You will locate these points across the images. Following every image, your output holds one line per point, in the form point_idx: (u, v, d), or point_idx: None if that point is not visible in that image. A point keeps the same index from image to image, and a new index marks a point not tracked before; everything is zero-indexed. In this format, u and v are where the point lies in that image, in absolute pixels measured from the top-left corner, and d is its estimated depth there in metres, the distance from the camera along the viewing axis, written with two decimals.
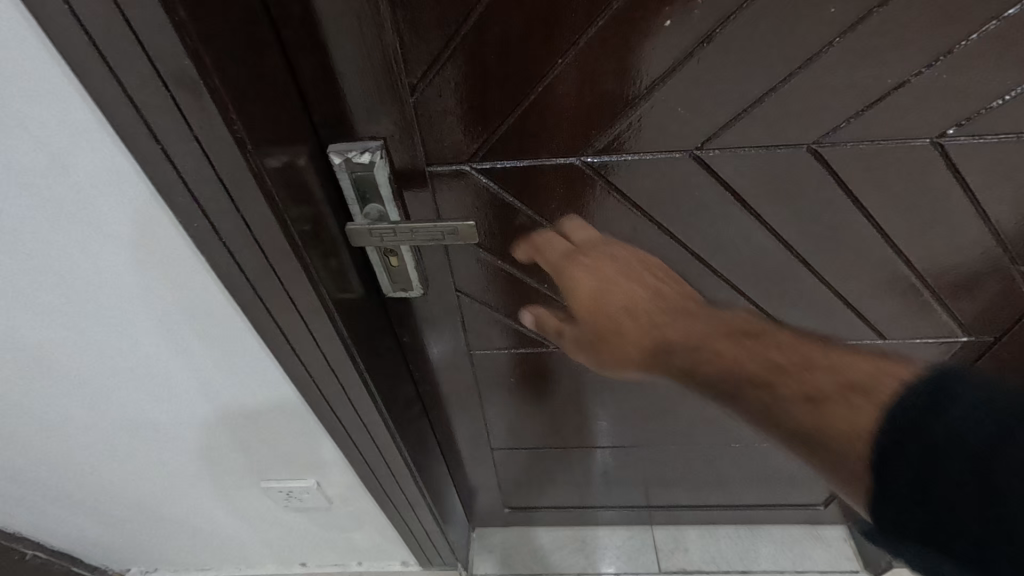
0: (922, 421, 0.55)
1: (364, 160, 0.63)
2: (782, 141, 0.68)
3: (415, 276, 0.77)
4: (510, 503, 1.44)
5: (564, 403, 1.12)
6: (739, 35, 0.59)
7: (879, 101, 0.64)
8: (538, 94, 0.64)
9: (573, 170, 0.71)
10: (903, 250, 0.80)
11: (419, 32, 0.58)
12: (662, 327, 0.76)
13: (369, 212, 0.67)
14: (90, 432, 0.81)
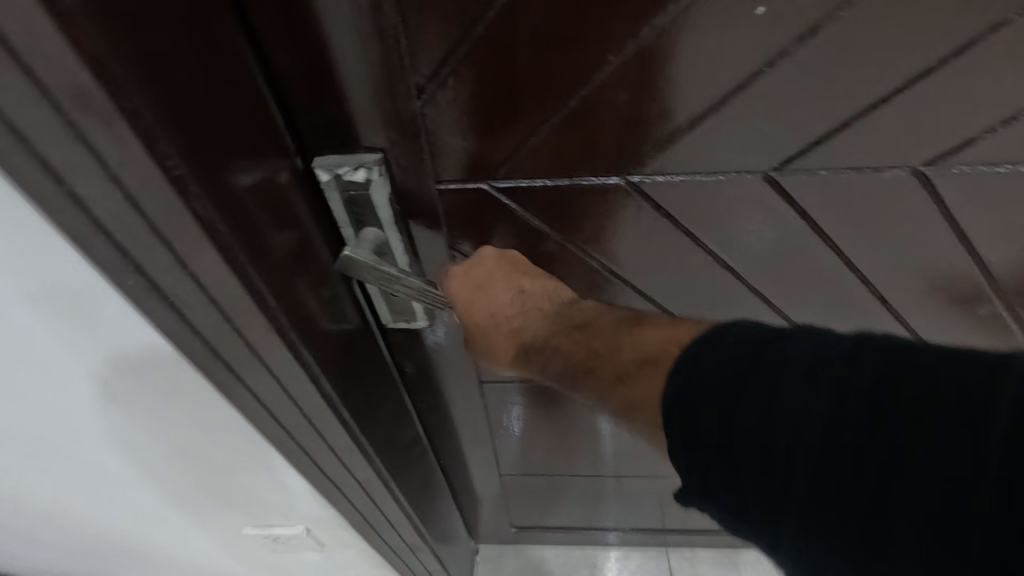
0: (736, 405, 0.41)
1: (358, 178, 0.51)
2: (883, 163, 0.54)
3: (419, 306, 0.65)
4: (518, 523, 1.36)
5: (578, 430, 1.01)
6: (853, 28, 0.44)
7: (1021, 119, 0.49)
8: (580, 102, 0.50)
9: (615, 190, 0.58)
10: (1006, 293, 0.66)
11: (431, 18, 0.44)
12: (519, 331, 0.66)
13: (366, 238, 0.55)
14: (33, 487, 0.68)
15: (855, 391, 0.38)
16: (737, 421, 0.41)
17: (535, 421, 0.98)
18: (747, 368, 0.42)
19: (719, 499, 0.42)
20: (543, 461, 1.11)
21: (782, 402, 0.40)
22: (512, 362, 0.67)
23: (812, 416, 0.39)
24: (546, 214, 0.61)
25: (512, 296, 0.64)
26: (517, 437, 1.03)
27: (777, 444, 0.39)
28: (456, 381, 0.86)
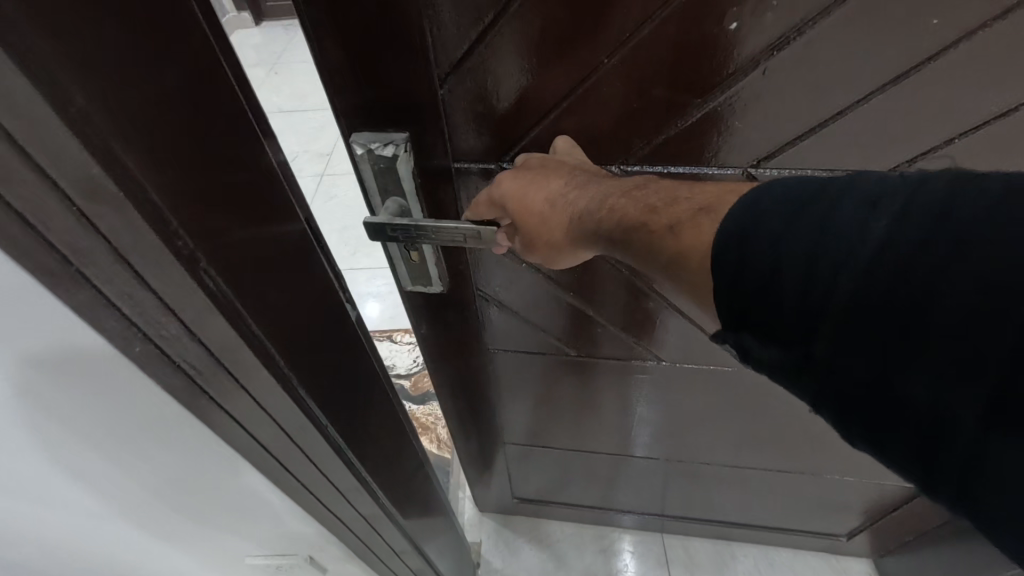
0: (748, 249, 0.32)
1: (387, 154, 0.54)
2: (851, 166, 0.59)
3: (436, 273, 0.64)
4: (520, 494, 1.25)
5: (587, 420, 1.00)
6: (819, 45, 0.50)
7: (973, 131, 0.54)
8: (572, 102, 0.56)
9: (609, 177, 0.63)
10: None
11: (450, 18, 0.50)
12: (572, 200, 0.45)
13: (387, 208, 0.58)
14: None
15: (883, 222, 0.28)
16: (756, 266, 0.32)
17: (543, 411, 0.99)
18: (762, 206, 0.32)
19: (772, 363, 0.33)
20: (553, 455, 1.10)
21: (799, 248, 0.30)
22: (576, 249, 0.47)
23: (877, 255, 0.28)
24: None
25: (565, 173, 0.47)
26: (527, 428, 1.04)
27: (796, 300, 0.31)
28: (463, 364, 0.84)
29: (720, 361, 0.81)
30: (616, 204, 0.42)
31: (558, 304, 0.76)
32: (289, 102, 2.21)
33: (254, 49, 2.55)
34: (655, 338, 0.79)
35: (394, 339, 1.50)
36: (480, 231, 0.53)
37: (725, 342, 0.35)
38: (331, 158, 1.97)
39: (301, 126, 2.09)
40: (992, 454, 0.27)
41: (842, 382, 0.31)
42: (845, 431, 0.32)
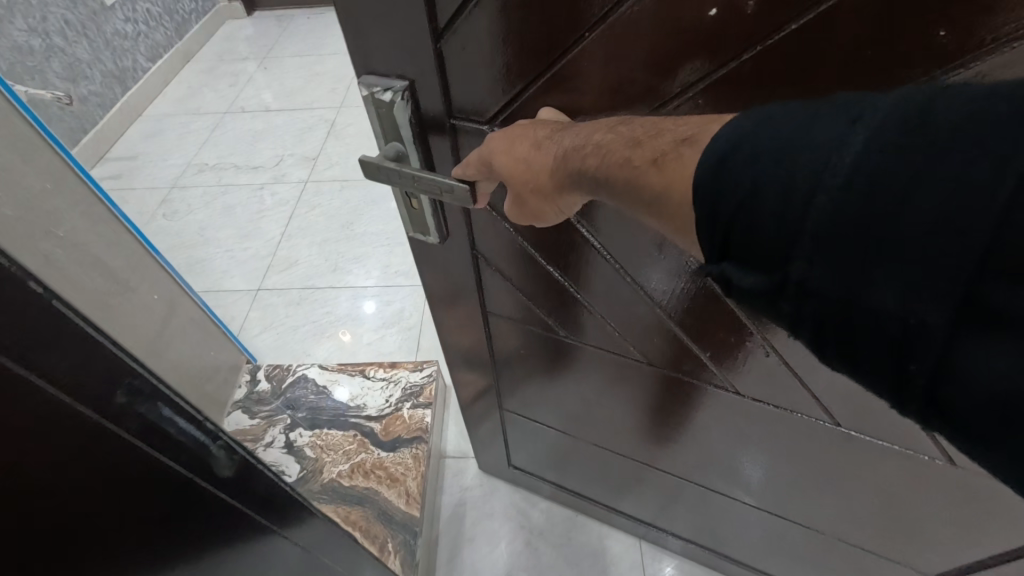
0: (726, 182, 0.34)
1: (385, 99, 0.53)
2: None
3: (432, 222, 0.66)
4: (517, 464, 1.14)
5: (584, 412, 0.89)
6: (838, 21, 0.39)
7: None
8: (560, 72, 0.49)
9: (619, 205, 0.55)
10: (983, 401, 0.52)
11: None
12: (561, 142, 0.47)
13: (387, 151, 0.57)
14: None
15: (852, 140, 0.29)
16: (732, 197, 0.34)
17: (543, 387, 0.88)
18: (742, 139, 0.34)
19: (751, 285, 0.35)
20: (553, 438, 0.99)
21: (770, 171, 0.32)
22: (561, 193, 0.49)
23: (837, 174, 0.30)
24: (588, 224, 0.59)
25: (552, 123, 0.50)
26: (521, 398, 0.93)
27: (768, 221, 0.32)
28: (459, 315, 0.81)
29: (728, 391, 0.70)
30: (598, 140, 0.45)
31: (555, 286, 0.69)
32: (280, 102, 2.19)
33: (250, 49, 2.55)
34: (655, 347, 0.70)
35: (366, 374, 1.22)
36: (451, 185, 0.54)
37: (715, 273, 0.38)
38: (317, 160, 1.88)
39: (290, 125, 2.06)
40: (951, 353, 0.29)
41: (816, 305, 0.33)
42: (822, 348, 0.35)
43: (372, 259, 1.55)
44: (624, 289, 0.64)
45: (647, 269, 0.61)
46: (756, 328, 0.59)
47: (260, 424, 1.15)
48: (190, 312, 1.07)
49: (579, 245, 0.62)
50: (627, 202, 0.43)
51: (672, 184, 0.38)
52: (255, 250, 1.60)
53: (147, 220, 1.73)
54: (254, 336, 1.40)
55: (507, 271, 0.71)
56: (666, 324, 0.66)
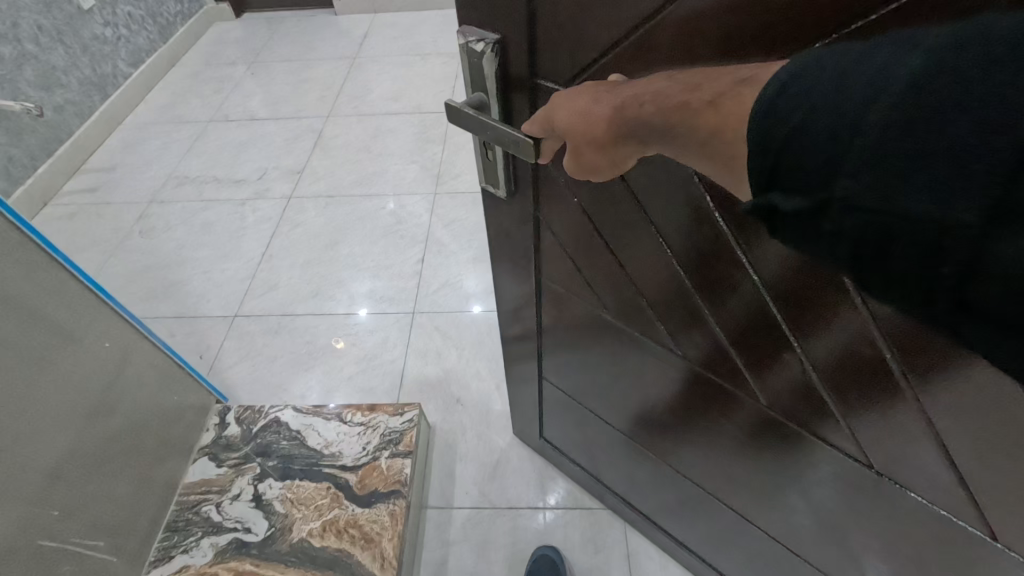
0: (777, 114, 0.28)
1: (477, 49, 0.50)
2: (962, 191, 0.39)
3: (502, 178, 0.63)
4: (548, 435, 1.05)
5: (615, 402, 0.83)
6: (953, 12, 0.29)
7: None
8: (643, 35, 0.41)
9: (677, 177, 0.48)
10: None
11: None
12: (622, 91, 0.41)
13: (471, 98, 0.54)
14: None
15: (910, 60, 0.24)
16: (784, 122, 0.28)
17: (586, 361, 0.81)
18: (794, 73, 0.28)
19: (795, 211, 0.29)
20: (592, 420, 0.91)
21: (820, 98, 0.27)
22: (617, 144, 0.43)
23: (889, 92, 0.24)
24: (639, 197, 0.53)
25: (614, 79, 0.44)
26: (560, 372, 0.88)
27: (816, 145, 0.27)
28: (518, 284, 0.78)
29: (760, 405, 0.61)
30: (652, 87, 0.39)
31: (608, 262, 0.63)
32: (266, 110, 2.13)
33: (238, 52, 2.49)
34: (698, 344, 0.62)
35: (343, 419, 1.06)
36: (516, 136, 0.49)
37: (756, 204, 0.31)
38: (302, 175, 1.81)
39: (276, 134, 2.00)
40: (985, 253, 0.22)
41: (860, 221, 0.26)
42: (864, 276, 0.28)
43: (356, 282, 1.48)
44: (668, 272, 0.57)
45: (690, 249, 0.53)
46: (797, 344, 0.50)
47: (227, 473, 1.00)
48: (149, 354, 0.94)
49: (637, 223, 0.56)
50: (685, 147, 0.37)
51: (723, 125, 0.33)
52: (234, 271, 1.53)
53: (122, 238, 1.65)
54: (227, 370, 1.31)
55: (560, 241, 0.67)
56: (706, 319, 0.58)
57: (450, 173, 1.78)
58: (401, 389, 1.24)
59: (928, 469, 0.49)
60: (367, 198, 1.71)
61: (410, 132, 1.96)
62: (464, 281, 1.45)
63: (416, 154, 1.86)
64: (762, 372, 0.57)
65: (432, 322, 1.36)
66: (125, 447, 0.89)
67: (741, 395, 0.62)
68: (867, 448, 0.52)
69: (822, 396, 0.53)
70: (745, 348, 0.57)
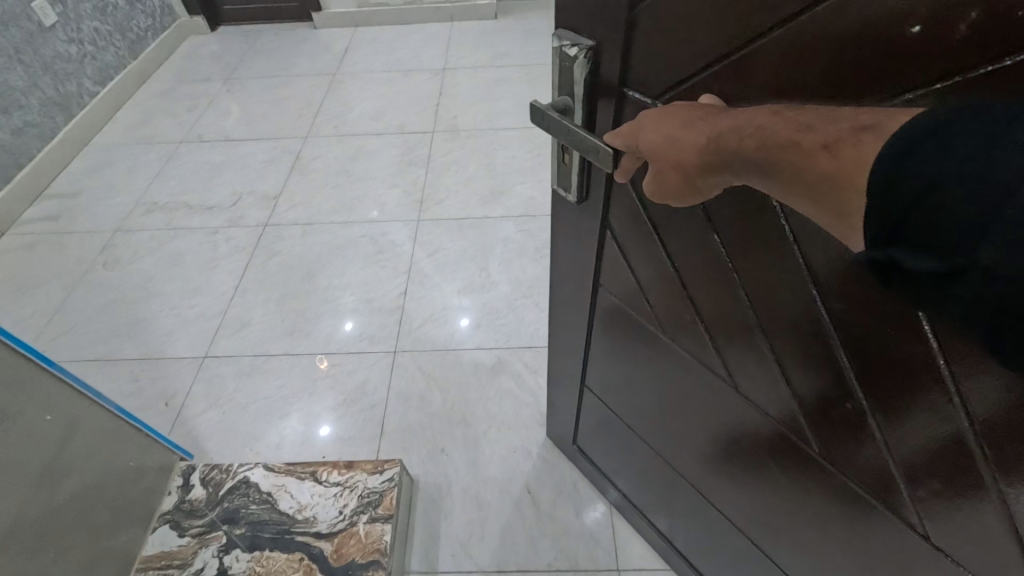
0: (907, 176, 0.26)
1: (571, 54, 0.46)
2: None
3: (575, 184, 0.59)
4: (580, 441, 1.04)
5: (659, 426, 0.78)
6: None
7: None
8: (748, 56, 0.37)
9: (758, 212, 0.43)
10: None
11: None
12: (722, 119, 0.36)
13: (556, 101, 0.50)
14: None
15: None
16: (911, 187, 0.26)
17: (629, 376, 0.78)
18: (929, 131, 0.26)
19: (923, 272, 0.26)
20: (625, 433, 0.88)
21: (960, 161, 0.24)
22: (707, 174, 0.38)
23: None
24: (718, 222, 0.48)
25: (707, 105, 0.39)
26: (606, 383, 0.84)
27: (953, 208, 0.24)
28: (568, 287, 0.76)
29: (811, 451, 0.55)
30: (754, 119, 0.34)
31: (670, 281, 0.58)
32: (242, 130, 2.04)
33: (213, 68, 2.39)
34: (757, 385, 0.56)
35: (318, 478, 0.98)
36: (597, 145, 0.46)
37: (873, 258, 0.28)
38: (278, 200, 1.73)
39: (253, 156, 1.91)
40: None
41: (1004, 293, 0.23)
42: (1002, 352, 0.25)
43: (335, 316, 1.40)
44: (732, 300, 0.52)
45: (761, 281, 0.47)
46: (864, 397, 0.45)
47: (190, 544, 0.92)
48: (102, 420, 0.86)
49: (706, 246, 0.50)
50: (787, 188, 0.33)
51: (842, 173, 0.29)
52: (204, 307, 1.44)
53: (84, 271, 1.55)
54: (195, 418, 1.23)
55: (622, 253, 0.63)
56: (765, 354, 0.52)
57: (433, 198, 1.71)
58: (382, 437, 1.17)
59: (1000, 562, 0.43)
60: (347, 225, 1.64)
61: (392, 153, 1.89)
62: (449, 315, 1.38)
63: (398, 177, 1.79)
64: (819, 420, 0.51)
65: (415, 362, 1.29)
66: (75, 521, 0.81)
67: (792, 436, 0.57)
68: (927, 519, 0.47)
69: (884, 456, 0.47)
70: (805, 391, 0.51)
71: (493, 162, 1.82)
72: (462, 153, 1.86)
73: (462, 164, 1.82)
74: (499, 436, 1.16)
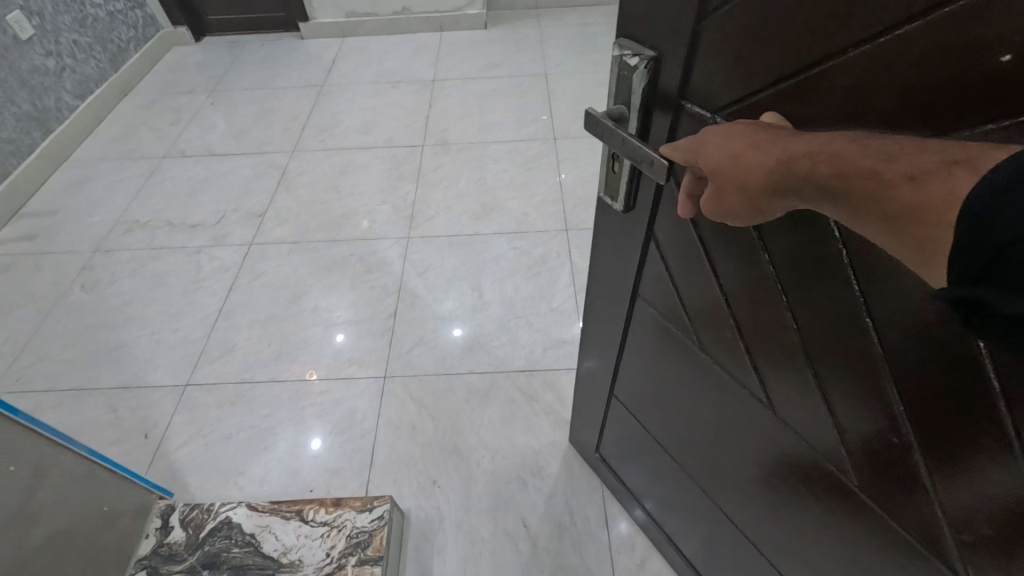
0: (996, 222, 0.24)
1: (631, 63, 0.45)
2: None
3: (623, 193, 0.57)
4: (603, 450, 1.03)
5: (688, 443, 0.76)
6: None
7: None
8: (821, 72, 0.35)
9: (816, 236, 0.41)
10: None
11: None
12: (793, 140, 0.34)
13: (612, 111, 0.50)
14: None
15: None
16: (998, 232, 0.24)
17: (661, 387, 0.75)
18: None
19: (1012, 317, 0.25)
20: (652, 448, 0.85)
21: None
22: (772, 196, 0.36)
23: None
24: (770, 239, 0.45)
25: (775, 126, 0.36)
26: (636, 394, 0.82)
27: None
28: (604, 295, 0.75)
29: (848, 487, 0.52)
30: (829, 144, 0.32)
31: (713, 294, 0.56)
32: (226, 144, 2.00)
33: (198, 79, 2.34)
34: (796, 412, 0.53)
35: (304, 517, 0.94)
36: (652, 156, 0.45)
37: (956, 295, 0.27)
38: (264, 218, 1.69)
39: (237, 171, 1.87)
40: None
41: None
42: None
43: (322, 340, 1.36)
44: (777, 319, 0.49)
45: (812, 303, 0.44)
46: (914, 438, 0.41)
47: None
48: (70, 464, 0.81)
49: (755, 262, 0.48)
50: (865, 219, 0.31)
51: (928, 207, 0.27)
52: (186, 331, 1.39)
53: (61, 293, 1.50)
54: (176, 451, 1.18)
55: (666, 264, 0.60)
56: (809, 379, 0.49)
57: (423, 214, 1.67)
58: (371, 469, 1.13)
59: None
60: (335, 243, 1.60)
61: (381, 167, 1.85)
62: (441, 338, 1.34)
63: (388, 193, 1.75)
64: (860, 454, 0.48)
65: (404, 388, 1.25)
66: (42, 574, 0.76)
67: (828, 470, 0.53)
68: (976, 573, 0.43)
69: (931, 501, 0.43)
70: (847, 421, 0.47)
71: (485, 176, 1.79)
72: (453, 167, 1.83)
73: (453, 178, 1.79)
74: (498, 463, 1.12)
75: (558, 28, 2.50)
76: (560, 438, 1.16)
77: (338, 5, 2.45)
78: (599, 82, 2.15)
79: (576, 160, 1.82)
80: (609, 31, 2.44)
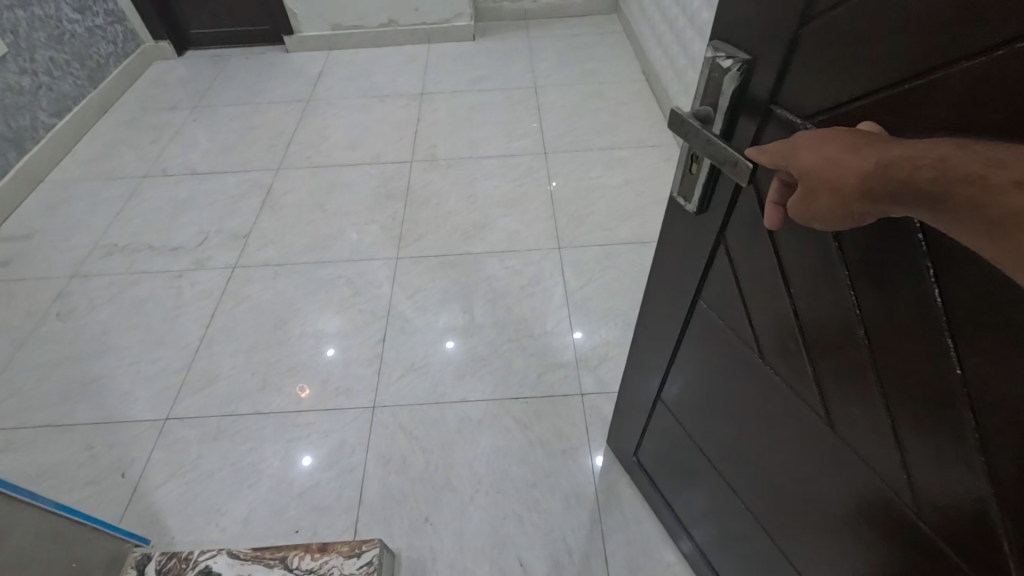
0: None
1: (725, 65, 0.43)
2: None
3: (698, 194, 0.54)
4: (641, 456, 1.01)
5: (735, 456, 0.72)
6: None
7: None
8: (931, 80, 0.31)
9: (907, 250, 0.37)
10: None
11: None
12: (895, 145, 0.30)
13: (698, 111, 0.47)
14: None
15: None
16: None
17: (712, 395, 0.72)
18: None
19: None
20: (698, 460, 0.82)
21: None
22: (865, 203, 0.32)
23: None
24: (851, 250, 0.41)
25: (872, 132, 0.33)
26: (685, 400, 0.79)
27: None
28: (661, 298, 0.73)
29: (904, 520, 0.48)
30: (933, 148, 0.28)
31: (780, 302, 0.52)
32: (208, 162, 1.94)
33: (181, 95, 2.29)
34: (858, 434, 0.50)
35: (288, 565, 0.89)
36: (737, 158, 0.42)
37: None
38: (247, 239, 1.64)
39: (221, 190, 1.82)
40: None
41: None
42: None
43: (309, 367, 1.32)
44: (848, 335, 0.45)
45: (889, 321, 0.41)
46: (987, 475, 0.38)
47: None
48: (34, 517, 0.77)
49: (829, 274, 0.45)
50: (973, 227, 0.27)
51: None
52: (167, 360, 1.34)
53: (35, 322, 1.44)
54: (155, 492, 1.12)
55: (732, 267, 0.57)
56: (877, 404, 0.46)
57: (412, 233, 1.63)
58: (361, 507, 1.08)
59: None
60: (322, 266, 1.55)
61: (367, 185, 1.81)
62: (433, 363, 1.30)
63: (375, 213, 1.71)
64: (922, 486, 0.44)
65: (394, 418, 1.21)
66: None
67: (883, 500, 0.50)
68: None
69: (1000, 551, 0.39)
70: (914, 449, 0.44)
71: (475, 193, 1.75)
72: (443, 184, 1.79)
73: (443, 196, 1.75)
74: (498, 496, 1.08)
75: (547, 40, 2.47)
76: (562, 467, 1.12)
77: (323, 17, 2.41)
78: (590, 94, 2.13)
79: (569, 174, 1.79)
80: (599, 43, 2.42)
